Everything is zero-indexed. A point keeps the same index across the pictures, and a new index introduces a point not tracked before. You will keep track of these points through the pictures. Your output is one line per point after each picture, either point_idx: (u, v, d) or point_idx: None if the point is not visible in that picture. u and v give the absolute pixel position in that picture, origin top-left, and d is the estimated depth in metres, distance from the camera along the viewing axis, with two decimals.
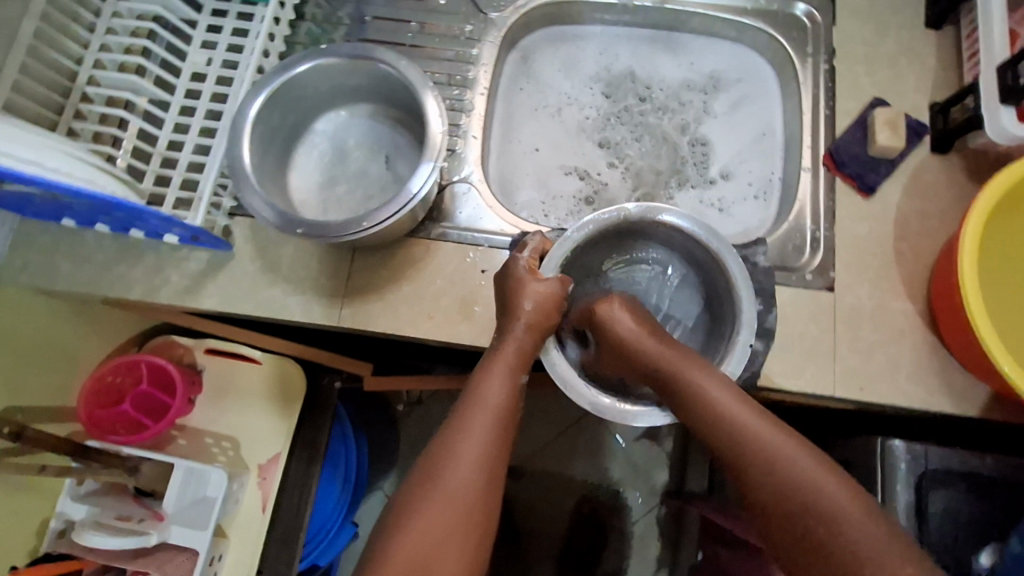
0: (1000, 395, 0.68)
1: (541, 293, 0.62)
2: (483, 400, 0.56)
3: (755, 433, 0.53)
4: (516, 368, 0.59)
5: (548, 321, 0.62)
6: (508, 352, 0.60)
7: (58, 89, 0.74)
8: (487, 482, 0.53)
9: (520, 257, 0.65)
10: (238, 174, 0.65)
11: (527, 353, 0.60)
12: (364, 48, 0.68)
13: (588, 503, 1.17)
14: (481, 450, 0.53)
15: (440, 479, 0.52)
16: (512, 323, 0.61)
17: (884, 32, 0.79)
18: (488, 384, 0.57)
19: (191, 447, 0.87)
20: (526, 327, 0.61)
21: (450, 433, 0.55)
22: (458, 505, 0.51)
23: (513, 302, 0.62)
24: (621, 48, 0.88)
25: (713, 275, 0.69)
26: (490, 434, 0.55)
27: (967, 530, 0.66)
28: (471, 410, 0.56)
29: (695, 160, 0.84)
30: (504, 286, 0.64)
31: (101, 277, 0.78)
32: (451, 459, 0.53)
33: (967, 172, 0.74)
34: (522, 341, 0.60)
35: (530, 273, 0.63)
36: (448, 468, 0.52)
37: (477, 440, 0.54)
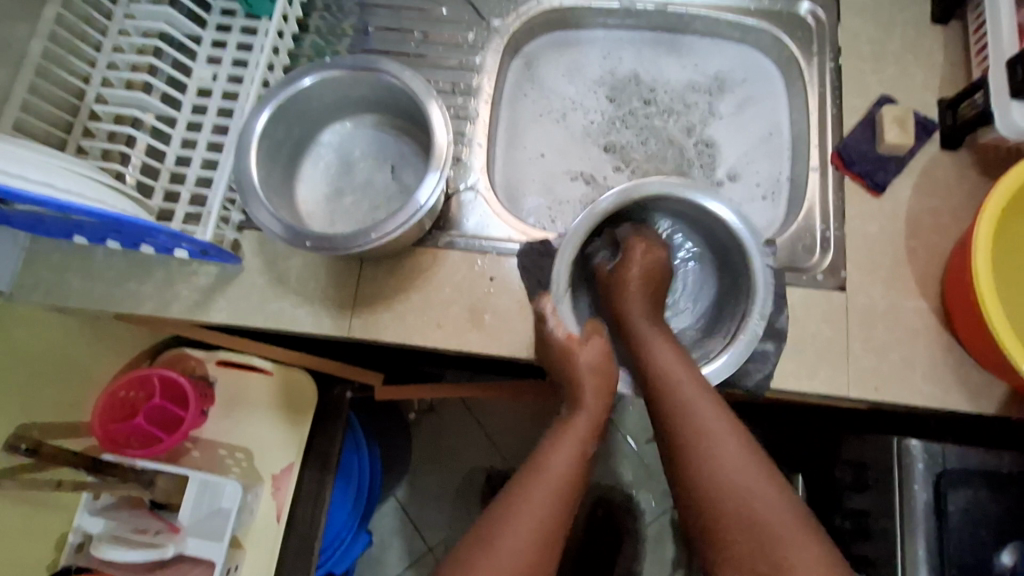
0: (1017, 393, 0.67)
1: (597, 363, 0.65)
2: (547, 469, 0.57)
3: (698, 412, 0.58)
4: (585, 440, 0.60)
5: (608, 386, 0.65)
6: (577, 425, 0.61)
7: (67, 108, 0.74)
8: (547, 553, 0.53)
9: (535, 301, 0.67)
10: (246, 189, 0.65)
11: (583, 423, 0.61)
12: (368, 60, 0.69)
13: (602, 506, 1.16)
14: (546, 520, 0.54)
15: (499, 541, 0.52)
16: (580, 394, 0.64)
17: (890, 28, 0.78)
18: (556, 454, 0.58)
19: (205, 459, 0.88)
20: (593, 399, 0.63)
21: (497, 499, 0.55)
22: (516, 573, 0.50)
23: (572, 372, 0.64)
24: (625, 51, 0.88)
25: (725, 245, 0.72)
26: (558, 507, 0.55)
27: (988, 530, 0.65)
28: (535, 477, 0.57)
29: (702, 162, 0.84)
30: (528, 330, 0.67)
31: (111, 293, 0.79)
32: (512, 526, 0.53)
33: (978, 168, 0.73)
34: (592, 411, 0.63)
35: (574, 339, 0.65)
36: (506, 534, 0.52)
37: (541, 508, 0.54)
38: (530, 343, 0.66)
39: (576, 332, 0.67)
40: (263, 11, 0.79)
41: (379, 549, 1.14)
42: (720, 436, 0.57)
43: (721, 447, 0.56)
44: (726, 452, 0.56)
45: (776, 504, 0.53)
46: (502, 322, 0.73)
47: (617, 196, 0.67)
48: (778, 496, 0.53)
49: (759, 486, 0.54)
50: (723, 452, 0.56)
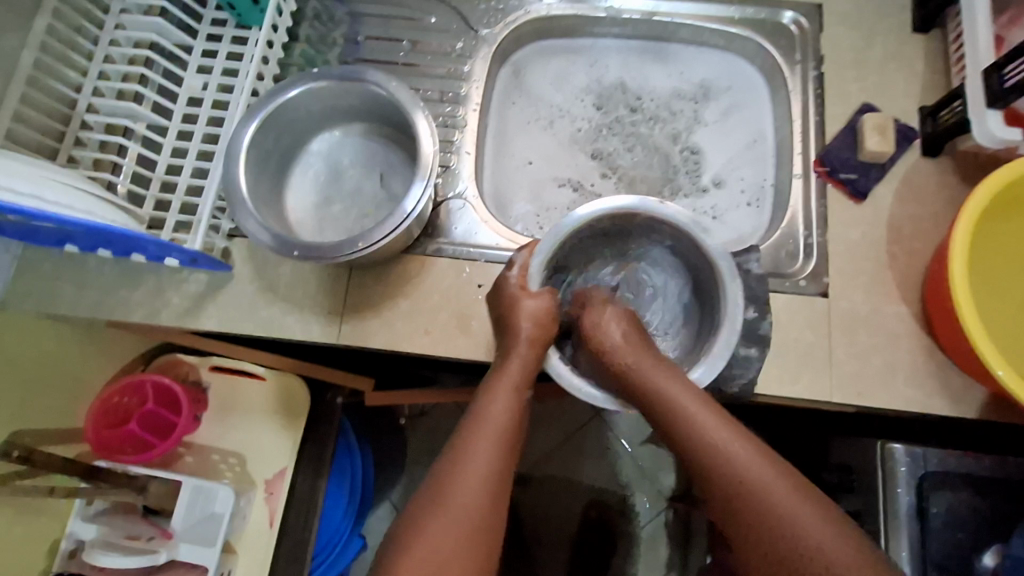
0: (997, 396, 0.68)
1: (536, 313, 0.63)
2: (485, 419, 0.57)
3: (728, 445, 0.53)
4: (518, 387, 0.60)
5: (546, 337, 0.63)
6: (509, 370, 0.61)
7: (58, 118, 0.75)
8: (495, 503, 0.54)
9: (508, 276, 0.65)
10: (234, 199, 0.66)
11: (527, 371, 0.62)
12: (355, 71, 0.69)
13: (595, 508, 1.17)
14: (489, 468, 0.54)
15: (447, 497, 0.52)
16: (511, 342, 0.62)
17: (872, 36, 0.79)
18: (491, 402, 0.58)
19: (198, 465, 0.88)
20: (524, 346, 0.62)
21: (454, 454, 0.55)
22: (465, 524, 0.51)
23: (510, 321, 0.63)
24: (611, 59, 0.89)
25: (702, 274, 0.68)
26: (495, 455, 0.55)
27: (969, 532, 0.66)
28: (480, 423, 0.57)
29: (688, 169, 0.85)
30: (497, 301, 0.66)
31: (103, 300, 0.79)
32: (456, 479, 0.53)
33: (958, 174, 0.74)
34: (524, 359, 0.62)
35: (523, 291, 0.64)
36: (454, 490, 0.53)
37: (484, 456, 0.55)
38: (498, 313, 0.65)
39: (534, 286, 0.65)
40: (253, 21, 0.80)
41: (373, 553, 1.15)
42: (748, 463, 0.52)
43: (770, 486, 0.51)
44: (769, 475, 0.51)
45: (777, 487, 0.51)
46: (490, 328, 0.73)
47: (573, 218, 0.65)
48: (845, 541, 0.47)
49: (798, 507, 0.49)
50: (764, 480, 0.51)
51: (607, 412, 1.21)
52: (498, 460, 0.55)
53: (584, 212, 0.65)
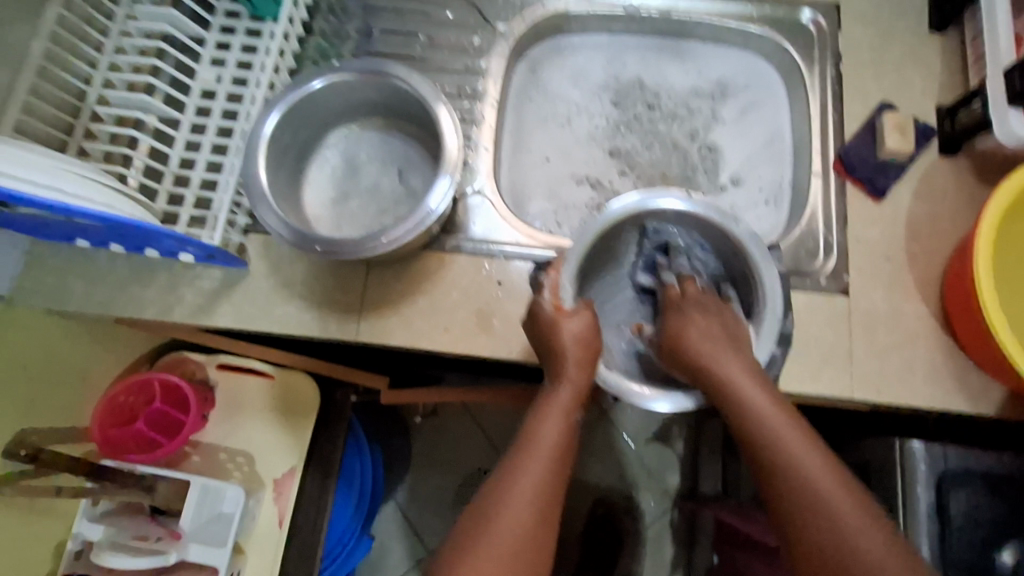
0: (1015, 394, 0.68)
1: (582, 334, 0.63)
2: (534, 444, 0.57)
3: (799, 458, 0.53)
4: (568, 412, 0.60)
5: (594, 359, 0.63)
6: (560, 396, 0.60)
7: (69, 110, 0.73)
8: (542, 527, 0.54)
9: (541, 299, 0.64)
10: (254, 193, 0.65)
11: (576, 397, 0.61)
12: (376, 64, 0.68)
13: (602, 507, 1.17)
14: (538, 489, 0.55)
15: (493, 517, 0.53)
16: (560, 365, 0.62)
17: (890, 35, 0.80)
18: (540, 427, 0.58)
19: (207, 463, 0.87)
20: (572, 369, 0.61)
21: (502, 478, 0.56)
22: (512, 545, 0.52)
23: (556, 342, 0.62)
24: (629, 56, 0.89)
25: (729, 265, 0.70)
26: (544, 482, 0.55)
27: (989, 529, 0.66)
28: (529, 450, 0.57)
29: (705, 167, 0.85)
30: (535, 326, 0.65)
31: (113, 297, 0.78)
32: (503, 502, 0.54)
33: (976, 174, 0.74)
34: (574, 383, 0.61)
35: (565, 311, 0.64)
36: (500, 509, 0.53)
37: (534, 479, 0.55)
38: (538, 335, 0.64)
39: (568, 306, 0.65)
40: (268, 14, 0.79)
41: (379, 552, 1.14)
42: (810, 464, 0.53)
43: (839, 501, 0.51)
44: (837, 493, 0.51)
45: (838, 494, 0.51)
46: (511, 326, 0.73)
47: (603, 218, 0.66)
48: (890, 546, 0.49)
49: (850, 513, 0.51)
50: (830, 491, 0.51)
51: (615, 411, 1.21)
52: (547, 484, 0.55)
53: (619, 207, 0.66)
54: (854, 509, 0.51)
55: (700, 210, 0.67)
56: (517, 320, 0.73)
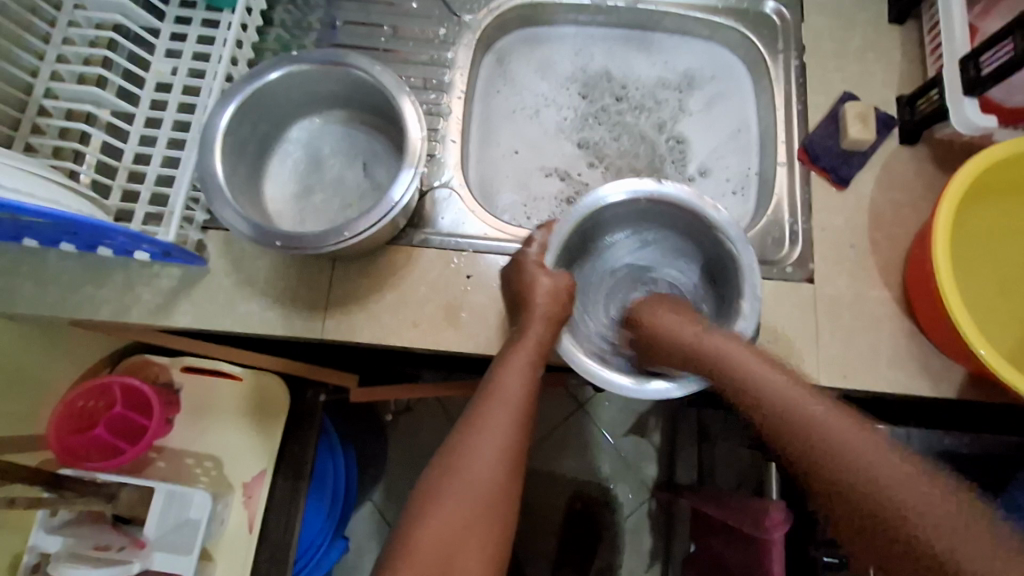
0: (975, 376, 0.70)
1: (552, 289, 0.63)
2: (500, 397, 0.58)
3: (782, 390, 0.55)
4: (534, 363, 0.60)
5: (562, 314, 0.63)
6: (524, 348, 0.61)
7: (13, 103, 0.70)
8: (509, 475, 0.55)
9: (527, 252, 0.65)
10: (210, 188, 0.63)
11: (544, 347, 0.62)
12: (337, 54, 0.67)
13: (580, 500, 1.17)
14: (503, 438, 0.56)
15: (460, 466, 0.54)
16: (528, 319, 0.62)
17: (851, 27, 0.81)
18: (506, 379, 0.59)
19: (172, 469, 0.84)
20: (540, 322, 0.62)
21: (467, 426, 0.57)
22: (480, 495, 0.53)
23: (526, 297, 0.63)
24: (596, 48, 0.89)
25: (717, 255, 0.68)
26: (510, 434, 0.56)
27: None
28: (492, 399, 0.58)
29: (673, 158, 0.85)
30: (514, 279, 0.65)
31: (65, 298, 0.74)
32: (469, 453, 0.55)
33: (934, 162, 0.76)
34: (538, 333, 0.62)
35: (541, 268, 0.64)
36: (466, 459, 0.55)
37: (499, 429, 0.56)
38: (515, 288, 0.65)
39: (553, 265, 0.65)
40: (226, 3, 0.76)
41: (356, 553, 1.13)
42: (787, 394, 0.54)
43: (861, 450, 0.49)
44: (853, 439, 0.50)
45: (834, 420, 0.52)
46: (480, 319, 0.72)
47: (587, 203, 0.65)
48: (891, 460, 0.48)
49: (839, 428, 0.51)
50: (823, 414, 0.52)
51: (591, 404, 1.21)
52: (512, 431, 0.57)
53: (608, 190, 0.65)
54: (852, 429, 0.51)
55: (689, 199, 0.65)
56: (486, 314, 0.72)
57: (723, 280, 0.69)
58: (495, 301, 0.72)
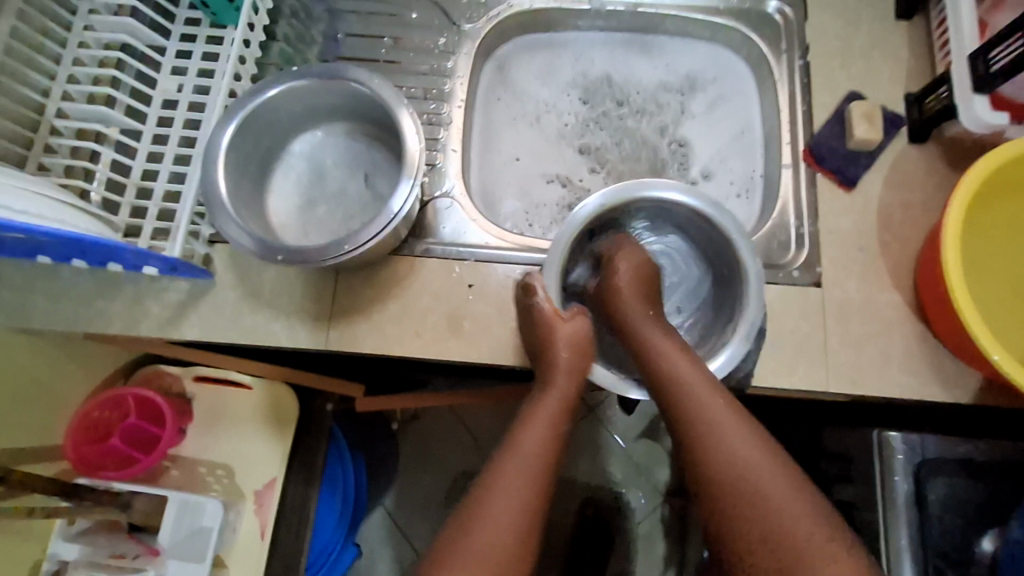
0: (990, 380, 0.68)
1: (572, 339, 0.63)
2: (518, 447, 0.56)
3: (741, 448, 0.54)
4: (556, 421, 0.59)
5: (584, 366, 0.63)
6: (547, 405, 0.60)
7: (27, 124, 0.72)
8: (527, 534, 0.53)
9: (538, 302, 0.64)
10: (213, 204, 0.63)
11: (569, 404, 0.61)
12: (335, 68, 0.67)
13: (592, 506, 1.16)
14: (522, 507, 0.53)
15: (475, 529, 0.52)
16: (553, 375, 0.62)
17: (856, 25, 0.79)
18: (526, 435, 0.57)
19: (186, 478, 0.86)
20: (564, 376, 0.62)
21: (482, 484, 0.55)
22: (493, 558, 0.50)
23: (548, 349, 0.63)
24: (597, 52, 0.88)
25: (720, 248, 0.69)
26: (527, 489, 0.54)
27: (965, 514, 0.66)
28: (508, 456, 0.56)
29: (676, 161, 0.84)
30: (529, 321, 0.65)
31: (78, 313, 0.76)
32: (484, 514, 0.52)
33: (945, 160, 0.74)
34: (563, 390, 0.61)
35: (557, 316, 0.63)
36: (488, 515, 0.52)
37: (517, 498, 0.53)
38: (534, 339, 0.65)
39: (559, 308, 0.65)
40: (228, 20, 0.78)
41: (368, 561, 1.13)
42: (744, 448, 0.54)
43: (788, 500, 0.51)
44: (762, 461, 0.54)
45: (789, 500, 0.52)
46: (482, 328, 0.72)
47: (594, 203, 0.65)
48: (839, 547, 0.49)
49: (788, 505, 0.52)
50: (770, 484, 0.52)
51: (602, 409, 1.20)
52: (532, 504, 0.54)
53: (604, 196, 0.65)
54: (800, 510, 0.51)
55: (683, 195, 0.66)
56: (488, 323, 0.72)
57: (731, 291, 0.69)
58: (497, 310, 0.72)
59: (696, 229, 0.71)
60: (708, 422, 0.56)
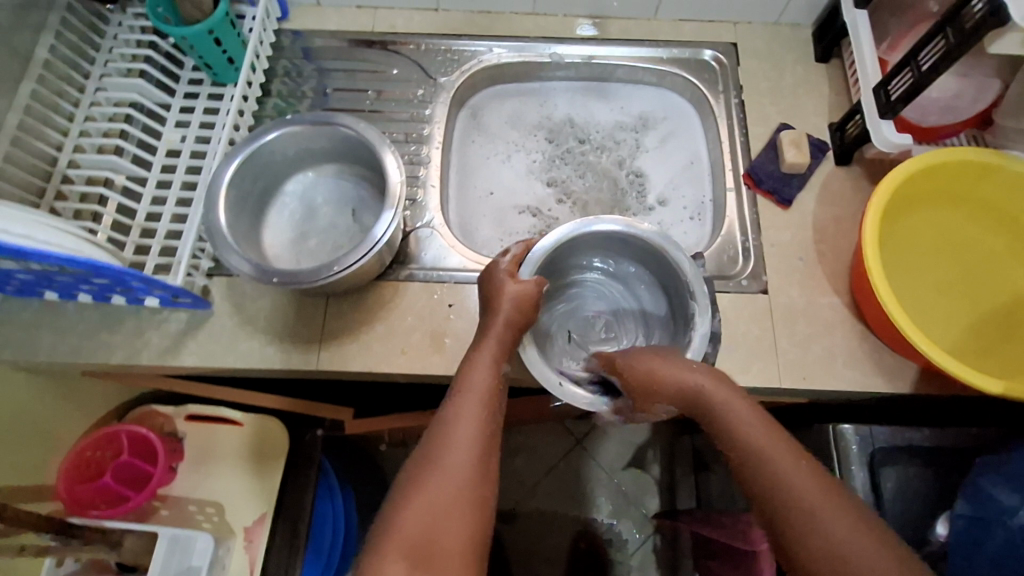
0: (926, 369, 0.75)
1: (518, 294, 0.67)
2: (469, 387, 0.60)
3: (743, 424, 0.57)
4: (498, 358, 0.63)
5: (524, 321, 0.66)
6: (490, 344, 0.64)
7: (40, 174, 0.79)
8: (483, 459, 0.55)
9: (501, 261, 0.70)
10: (214, 235, 0.70)
11: (503, 346, 0.64)
12: (326, 115, 0.76)
13: (584, 539, 1.18)
14: (476, 434, 0.56)
15: (440, 461, 0.54)
16: (491, 318, 0.66)
17: (781, 68, 0.91)
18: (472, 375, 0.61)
19: (176, 516, 0.88)
20: (503, 324, 0.65)
21: (443, 418, 0.58)
22: (457, 485, 0.53)
23: (494, 299, 0.67)
24: (559, 99, 0.99)
25: (663, 268, 0.76)
26: (483, 417, 0.58)
27: (917, 501, 0.71)
28: (461, 395, 0.59)
29: (634, 190, 0.93)
30: (485, 286, 0.70)
31: (77, 348, 0.79)
32: (447, 445, 0.55)
33: (868, 178, 0.84)
34: (499, 334, 0.65)
35: (508, 275, 0.68)
36: (447, 447, 0.55)
37: (472, 425, 0.57)
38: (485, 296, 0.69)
39: (522, 275, 0.69)
40: (228, 79, 0.87)
41: None
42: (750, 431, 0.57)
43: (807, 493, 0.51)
44: (814, 494, 0.52)
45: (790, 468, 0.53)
46: (463, 344, 0.78)
47: (549, 241, 0.71)
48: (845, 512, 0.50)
49: (795, 476, 0.53)
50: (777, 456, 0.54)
51: (588, 441, 1.24)
52: (486, 423, 0.57)
53: (553, 235, 0.71)
54: (809, 485, 0.52)
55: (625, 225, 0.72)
56: (468, 338, 0.78)
57: (678, 307, 0.75)
58: (477, 327, 0.78)
59: (641, 254, 0.78)
60: (760, 459, 0.55)
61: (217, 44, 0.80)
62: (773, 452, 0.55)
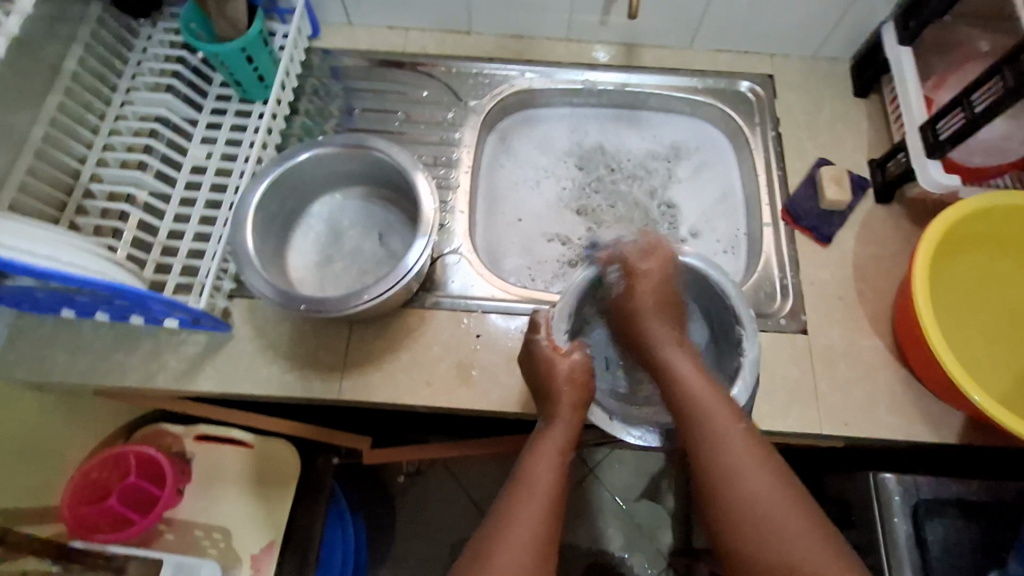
0: (973, 420, 0.71)
1: (571, 374, 0.65)
2: (532, 484, 0.59)
3: (708, 406, 0.59)
4: (563, 450, 0.62)
5: (584, 397, 0.65)
6: (554, 435, 0.63)
7: (62, 189, 0.77)
8: (543, 559, 0.54)
9: (539, 338, 0.67)
10: (241, 258, 0.68)
11: (570, 436, 0.63)
12: (359, 138, 0.74)
13: (596, 573, 1.13)
14: (533, 537, 0.55)
15: (494, 559, 0.53)
16: (555, 407, 0.64)
17: (819, 102, 0.90)
18: (538, 466, 0.60)
19: (181, 542, 0.84)
20: (569, 411, 0.64)
21: (501, 513, 0.57)
22: None
23: (550, 385, 0.65)
24: (590, 125, 0.97)
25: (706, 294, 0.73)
26: (543, 519, 0.56)
27: (966, 558, 0.67)
28: (520, 494, 0.58)
29: (666, 221, 0.91)
30: (532, 358, 0.67)
31: (91, 367, 0.77)
32: (503, 544, 0.54)
33: (910, 217, 0.82)
34: (567, 419, 0.64)
35: (556, 353, 0.65)
36: (505, 547, 0.54)
37: (530, 526, 0.55)
38: (535, 375, 0.67)
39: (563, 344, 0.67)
40: (257, 97, 0.85)
41: None
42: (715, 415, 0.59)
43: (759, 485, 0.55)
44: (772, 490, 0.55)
45: (750, 455, 0.57)
46: (490, 376, 0.75)
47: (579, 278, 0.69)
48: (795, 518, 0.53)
49: (757, 476, 0.55)
50: (729, 444, 0.57)
51: (603, 471, 1.21)
52: (546, 520, 0.56)
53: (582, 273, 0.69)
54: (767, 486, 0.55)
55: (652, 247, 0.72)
56: (496, 370, 0.75)
57: (727, 335, 0.71)
58: (505, 359, 0.76)
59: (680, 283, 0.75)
60: (719, 445, 0.57)
61: (249, 62, 0.79)
62: (734, 444, 0.57)
